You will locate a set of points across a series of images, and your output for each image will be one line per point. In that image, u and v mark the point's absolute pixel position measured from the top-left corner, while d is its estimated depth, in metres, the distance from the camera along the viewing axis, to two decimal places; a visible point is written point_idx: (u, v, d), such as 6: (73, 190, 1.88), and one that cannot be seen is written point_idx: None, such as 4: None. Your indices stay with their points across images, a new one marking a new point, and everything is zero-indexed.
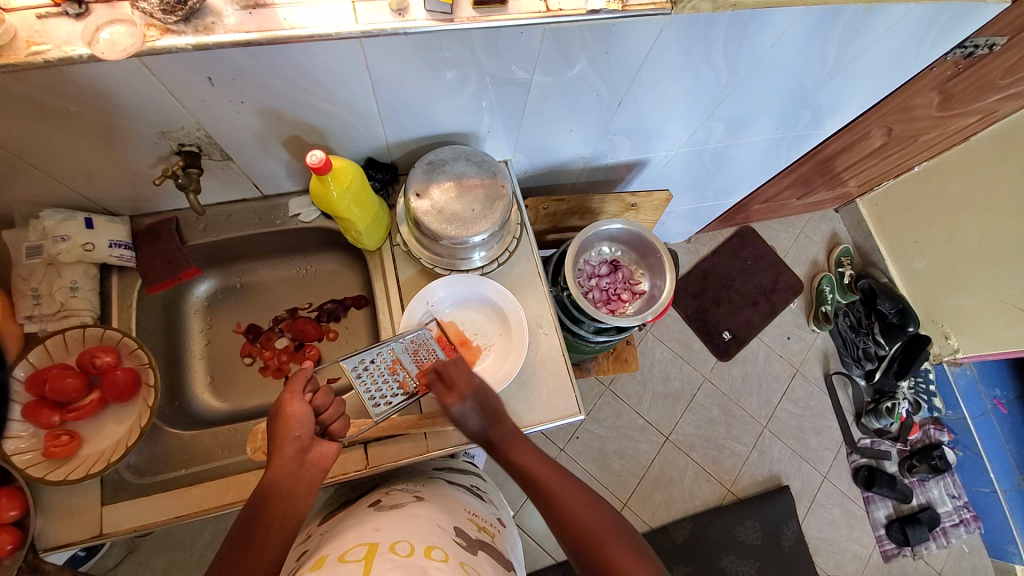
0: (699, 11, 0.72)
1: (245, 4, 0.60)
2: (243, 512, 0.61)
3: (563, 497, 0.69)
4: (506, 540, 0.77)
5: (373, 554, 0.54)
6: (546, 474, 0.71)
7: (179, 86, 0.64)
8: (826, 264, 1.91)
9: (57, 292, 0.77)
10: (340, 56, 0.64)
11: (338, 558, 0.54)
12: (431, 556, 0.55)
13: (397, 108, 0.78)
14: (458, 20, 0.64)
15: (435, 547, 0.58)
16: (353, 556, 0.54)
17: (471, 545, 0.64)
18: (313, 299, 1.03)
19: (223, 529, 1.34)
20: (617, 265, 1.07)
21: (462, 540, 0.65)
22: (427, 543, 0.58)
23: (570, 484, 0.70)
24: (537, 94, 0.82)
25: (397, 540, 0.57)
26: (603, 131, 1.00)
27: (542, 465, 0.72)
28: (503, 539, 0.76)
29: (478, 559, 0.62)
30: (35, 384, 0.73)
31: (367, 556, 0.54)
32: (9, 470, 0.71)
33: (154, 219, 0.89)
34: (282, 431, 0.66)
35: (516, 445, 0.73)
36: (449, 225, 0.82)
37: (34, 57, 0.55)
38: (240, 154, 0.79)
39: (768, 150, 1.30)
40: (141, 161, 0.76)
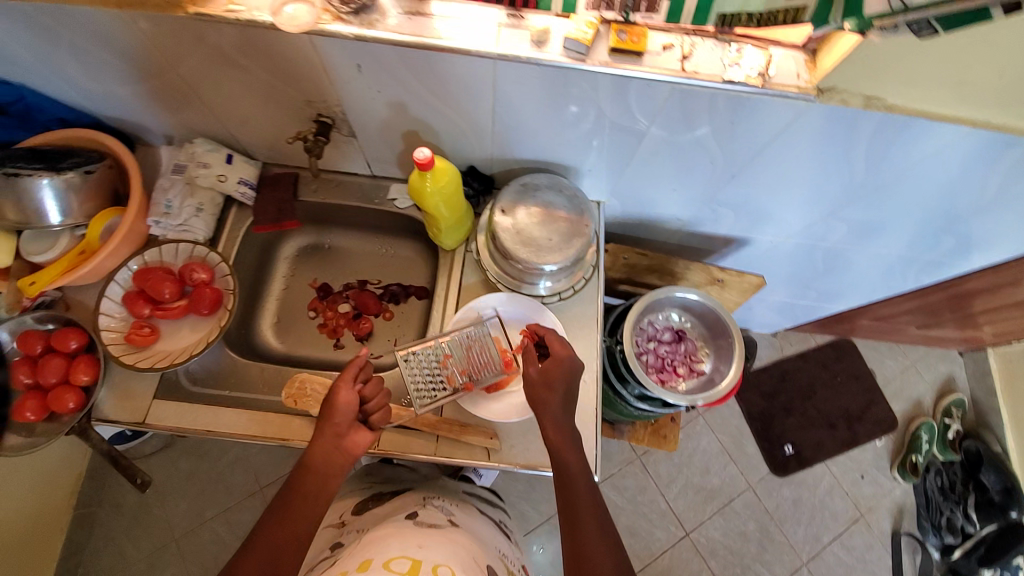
0: (849, 104, 0.68)
1: (408, 9, 0.66)
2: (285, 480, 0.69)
3: (587, 524, 0.65)
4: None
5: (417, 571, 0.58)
6: (580, 487, 0.69)
7: (332, 65, 0.72)
8: (930, 410, 1.65)
9: (186, 208, 0.90)
10: (474, 69, 0.69)
11: (384, 564, 0.59)
12: None
13: (509, 128, 0.81)
14: (590, 62, 0.65)
15: None
16: (398, 567, 0.59)
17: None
18: (384, 277, 1.09)
19: None
20: (681, 336, 1.00)
21: None
22: None
23: (598, 519, 0.66)
24: (649, 146, 0.82)
25: (438, 563, 0.62)
26: (708, 199, 0.96)
27: (582, 481, 0.69)
28: None
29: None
30: (141, 277, 0.85)
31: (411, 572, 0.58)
32: (96, 341, 0.84)
33: (281, 170, 1.00)
34: (327, 414, 0.72)
35: (564, 451, 0.70)
36: (523, 246, 0.83)
37: (228, 14, 0.65)
38: (364, 134, 0.87)
39: (892, 266, 1.16)
40: (286, 119, 0.86)
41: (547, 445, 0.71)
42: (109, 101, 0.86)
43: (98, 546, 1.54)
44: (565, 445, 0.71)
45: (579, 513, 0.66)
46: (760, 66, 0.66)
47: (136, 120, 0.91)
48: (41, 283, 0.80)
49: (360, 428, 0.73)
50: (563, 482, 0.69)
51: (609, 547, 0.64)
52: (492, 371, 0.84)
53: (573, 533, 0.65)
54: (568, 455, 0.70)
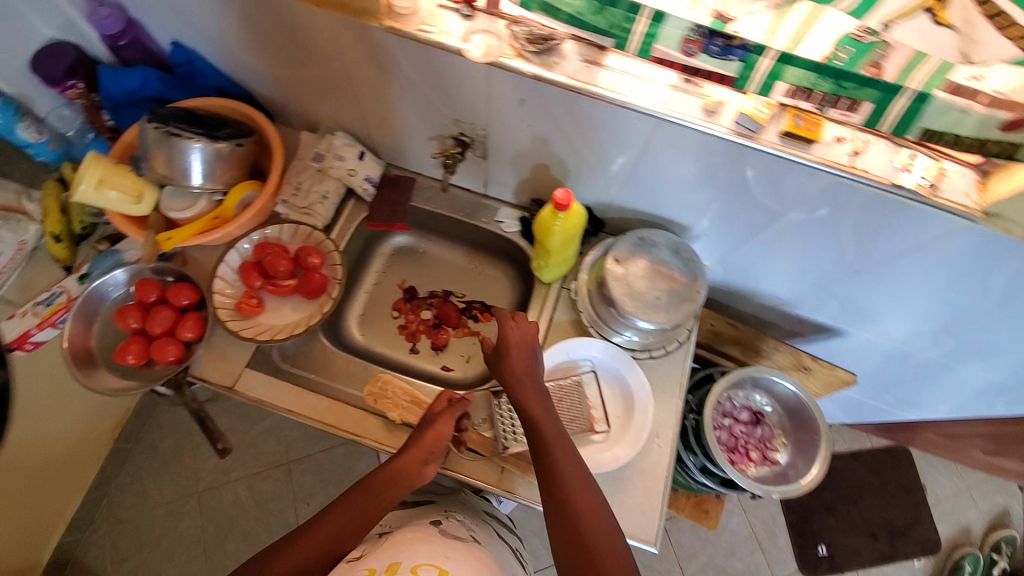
0: (1011, 233, 0.65)
1: (587, 58, 0.67)
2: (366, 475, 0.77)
3: (574, 493, 0.65)
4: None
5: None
6: (563, 463, 0.68)
7: (496, 95, 0.74)
8: (980, 542, 1.54)
9: (312, 194, 0.94)
10: (634, 123, 0.69)
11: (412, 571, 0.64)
12: None
13: (644, 181, 0.81)
14: (758, 141, 0.64)
15: None
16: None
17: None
18: (468, 293, 1.10)
19: None
20: (759, 420, 0.96)
21: None
22: None
23: (587, 489, 0.66)
24: (779, 227, 0.80)
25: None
26: (818, 287, 0.93)
27: (564, 455, 0.68)
28: None
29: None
30: (260, 251, 0.90)
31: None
32: (207, 302, 0.88)
33: (399, 172, 1.03)
34: (424, 438, 0.79)
35: (546, 429, 0.70)
36: (630, 299, 0.82)
37: (420, 33, 0.68)
38: (495, 158, 0.89)
39: (987, 393, 1.09)
40: (425, 130, 0.89)
41: (528, 423, 0.71)
42: (269, 81, 0.91)
43: (124, 481, 1.59)
44: (544, 422, 0.71)
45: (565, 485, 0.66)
46: (930, 176, 0.64)
47: (285, 102, 0.95)
48: (176, 239, 0.84)
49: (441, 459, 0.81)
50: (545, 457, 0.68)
51: (600, 516, 0.64)
52: (578, 426, 0.81)
53: (562, 506, 0.65)
54: (548, 432, 0.70)
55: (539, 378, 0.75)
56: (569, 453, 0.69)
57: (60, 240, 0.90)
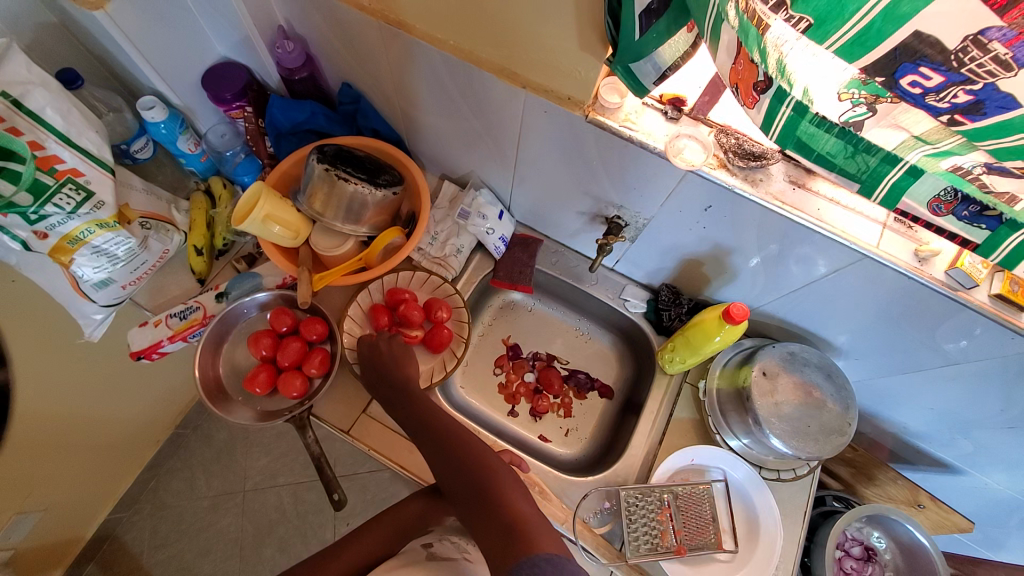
0: None
1: (792, 179, 0.66)
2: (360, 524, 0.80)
3: (502, 488, 0.64)
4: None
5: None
6: (468, 443, 0.70)
7: (679, 195, 0.72)
8: None
9: (448, 246, 0.95)
10: (827, 253, 0.67)
11: None
12: None
13: (807, 298, 0.79)
14: (967, 297, 0.62)
15: None
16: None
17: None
18: (572, 360, 1.08)
19: None
20: (873, 559, 0.90)
21: None
22: None
23: (511, 483, 0.66)
24: (943, 371, 0.76)
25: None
26: (958, 428, 0.88)
27: (477, 454, 0.68)
28: None
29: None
30: (394, 297, 0.89)
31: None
32: (335, 341, 0.88)
33: (527, 232, 1.02)
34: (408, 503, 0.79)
35: (453, 436, 0.70)
36: (776, 419, 0.79)
37: (624, 130, 0.66)
38: (643, 244, 0.87)
39: None
40: (575, 205, 0.88)
41: (416, 418, 0.74)
42: (427, 132, 0.91)
43: (175, 466, 1.54)
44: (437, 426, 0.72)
45: (485, 480, 0.65)
46: None
47: (438, 151, 0.95)
48: (327, 278, 0.86)
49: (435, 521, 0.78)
50: (455, 459, 0.68)
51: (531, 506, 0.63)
52: (704, 541, 0.77)
53: (489, 502, 0.63)
54: (445, 437, 0.71)
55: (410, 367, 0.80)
56: (478, 452, 0.69)
57: (200, 253, 0.93)
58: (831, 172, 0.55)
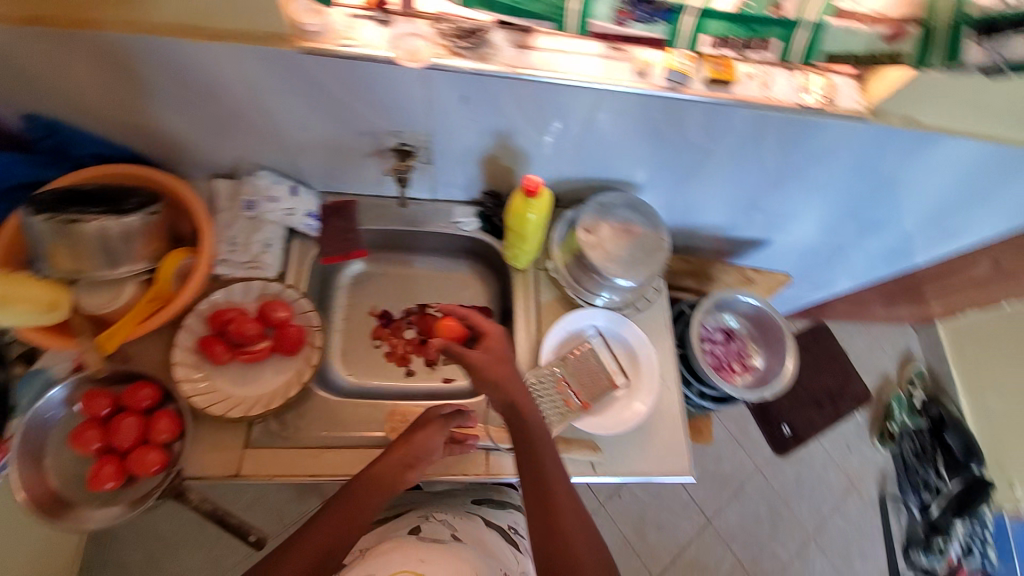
0: (891, 124, 0.80)
1: (517, 42, 0.69)
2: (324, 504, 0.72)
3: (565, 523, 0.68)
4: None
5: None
6: (537, 430, 0.73)
7: (435, 97, 0.72)
8: (895, 380, 2.03)
9: (254, 244, 0.86)
10: (576, 99, 0.73)
11: None
12: None
13: (590, 149, 0.86)
14: (688, 91, 0.71)
15: None
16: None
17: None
18: (443, 301, 1.08)
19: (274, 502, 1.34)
20: (732, 336, 1.09)
21: None
22: None
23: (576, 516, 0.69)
24: (712, 163, 0.90)
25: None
26: (747, 206, 1.06)
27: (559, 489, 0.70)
28: None
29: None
30: (218, 321, 0.82)
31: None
32: (174, 395, 0.78)
33: (335, 198, 0.97)
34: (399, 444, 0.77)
35: (538, 440, 0.72)
36: (610, 262, 0.88)
37: (340, 47, 0.65)
38: (441, 161, 0.88)
39: (882, 258, 1.34)
40: (360, 150, 0.85)
41: (503, 402, 0.74)
42: (168, 134, 0.81)
43: None
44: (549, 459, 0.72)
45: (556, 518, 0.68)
46: (824, 92, 0.76)
47: (194, 152, 0.85)
48: (117, 337, 0.76)
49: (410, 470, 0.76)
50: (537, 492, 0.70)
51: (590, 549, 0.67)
52: (601, 387, 0.87)
53: (551, 530, 0.67)
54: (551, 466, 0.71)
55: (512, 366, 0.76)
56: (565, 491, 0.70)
57: None
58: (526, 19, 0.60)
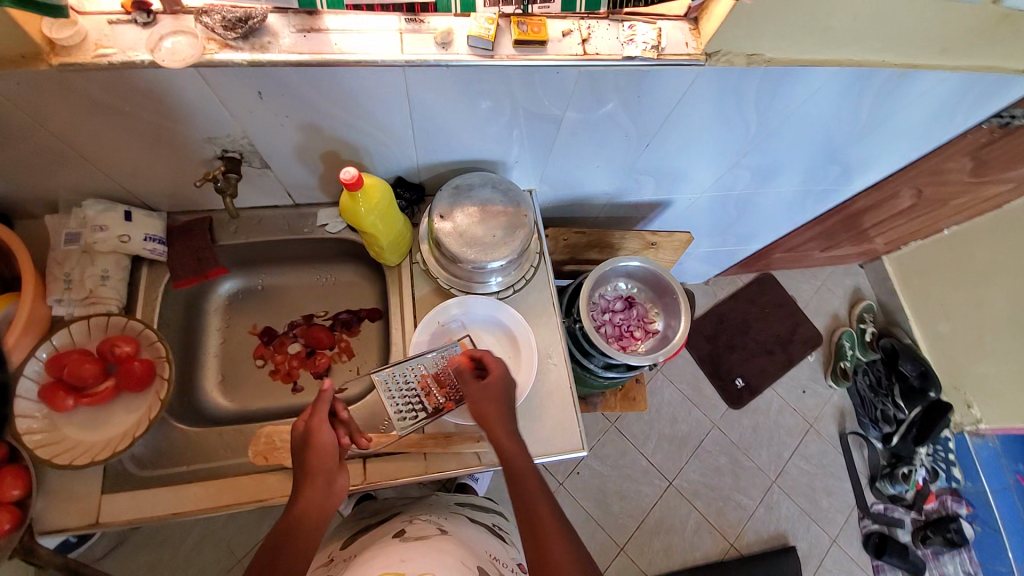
0: (733, 64, 0.75)
1: (301, 28, 0.64)
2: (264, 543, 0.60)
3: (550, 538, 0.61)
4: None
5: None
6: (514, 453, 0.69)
7: (230, 97, 0.67)
8: (846, 319, 1.88)
9: (88, 278, 0.80)
10: (384, 82, 0.68)
11: None
12: None
13: (431, 133, 0.81)
14: (497, 57, 0.67)
15: None
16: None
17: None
18: (330, 307, 1.04)
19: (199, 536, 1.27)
20: (632, 302, 1.10)
21: None
22: None
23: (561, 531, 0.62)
24: (567, 130, 0.86)
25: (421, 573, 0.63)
26: (628, 169, 1.02)
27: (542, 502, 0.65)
28: None
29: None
30: (54, 365, 0.76)
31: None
32: (18, 449, 0.73)
33: (188, 217, 0.92)
34: (312, 461, 0.65)
35: (510, 449, 0.69)
36: (469, 247, 0.84)
37: (100, 59, 0.60)
38: (278, 163, 0.82)
39: (793, 203, 1.30)
40: (185, 163, 0.80)
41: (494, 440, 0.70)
42: None
43: None
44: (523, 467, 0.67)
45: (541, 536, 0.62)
46: (652, 39, 0.71)
47: (5, 190, 0.78)
48: None
49: (343, 470, 0.66)
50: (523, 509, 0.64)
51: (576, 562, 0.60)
52: None
53: (537, 548, 0.61)
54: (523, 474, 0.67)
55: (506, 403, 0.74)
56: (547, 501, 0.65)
57: None
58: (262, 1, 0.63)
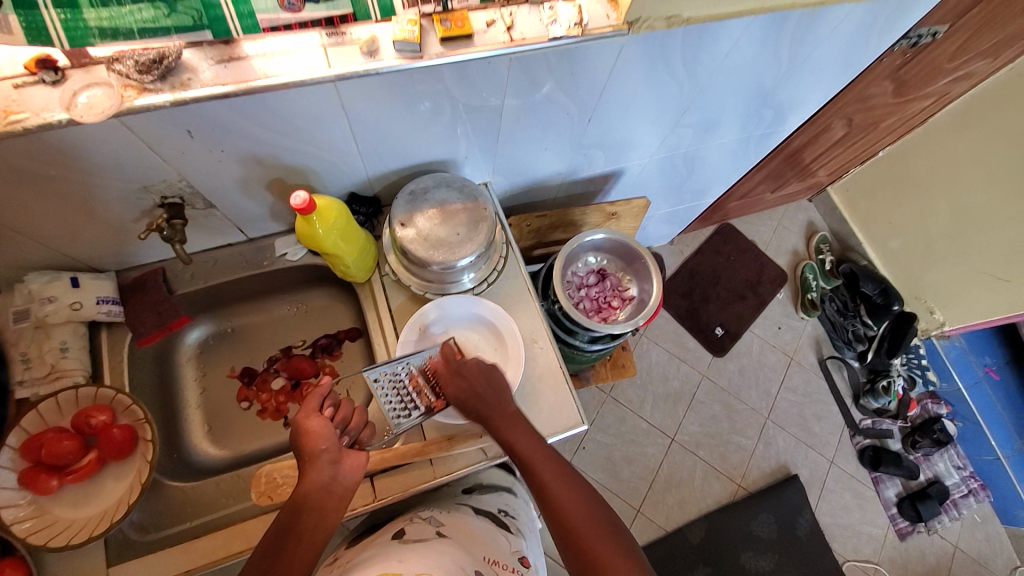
0: (655, 29, 0.77)
1: (219, 58, 0.62)
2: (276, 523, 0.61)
3: (558, 489, 0.69)
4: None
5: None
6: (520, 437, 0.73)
7: (159, 142, 0.65)
8: (806, 252, 1.97)
9: (47, 353, 0.77)
10: (318, 99, 0.67)
11: None
12: None
13: (376, 144, 0.80)
14: (426, 57, 0.67)
15: None
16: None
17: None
18: (306, 336, 1.02)
19: None
20: (604, 274, 1.13)
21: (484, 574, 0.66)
22: None
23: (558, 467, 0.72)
24: (510, 117, 0.86)
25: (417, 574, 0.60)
26: (577, 146, 1.04)
27: (547, 462, 0.72)
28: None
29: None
30: (31, 449, 0.73)
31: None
32: (9, 541, 0.69)
33: (140, 271, 0.88)
34: (307, 448, 0.66)
35: (515, 436, 0.73)
36: (436, 250, 0.84)
37: (12, 126, 0.56)
38: (223, 200, 0.80)
39: (737, 152, 1.35)
40: (125, 215, 0.76)
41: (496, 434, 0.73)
42: None
43: None
44: (522, 438, 0.73)
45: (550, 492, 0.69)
46: (574, 17, 0.72)
47: None
48: None
49: (352, 451, 0.67)
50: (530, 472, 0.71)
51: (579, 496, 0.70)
52: None
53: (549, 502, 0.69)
54: (526, 445, 0.72)
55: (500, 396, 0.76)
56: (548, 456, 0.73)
57: None
58: (178, 34, 0.58)
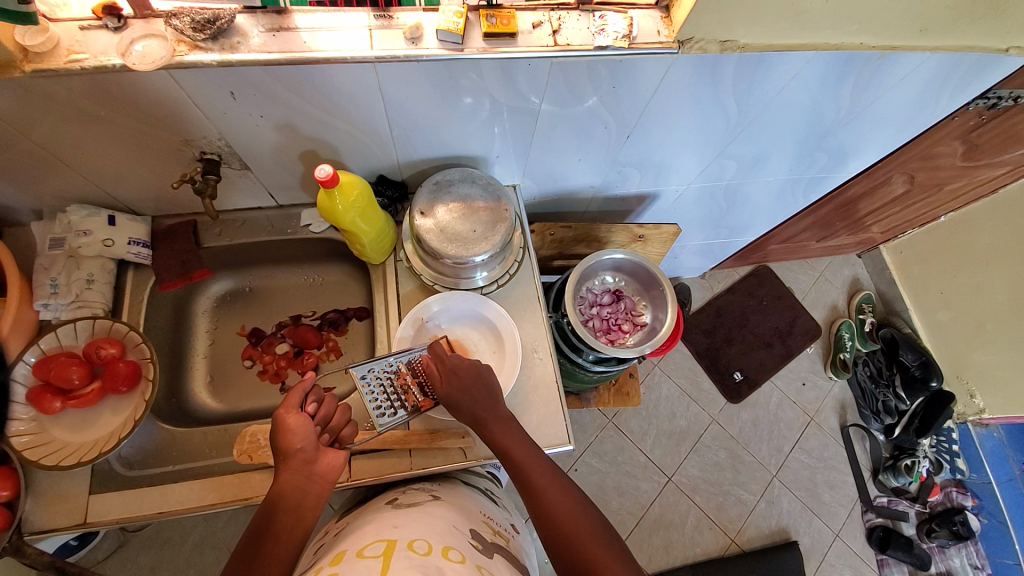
0: (707, 51, 0.74)
1: (270, 27, 0.64)
2: (252, 526, 0.61)
3: (548, 490, 0.67)
4: (519, 545, 0.79)
5: (390, 550, 0.56)
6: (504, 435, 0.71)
7: (203, 97, 0.68)
8: (845, 310, 1.86)
9: (74, 282, 0.81)
10: (356, 78, 0.68)
11: (358, 553, 0.56)
12: (448, 557, 0.57)
13: (410, 130, 0.81)
14: (468, 50, 0.67)
15: (451, 548, 0.60)
16: (372, 552, 0.56)
17: (487, 548, 0.66)
18: (317, 308, 1.04)
19: (194, 543, 1.25)
20: (619, 295, 1.11)
21: (479, 543, 0.66)
22: (444, 543, 0.60)
23: (543, 466, 0.69)
24: (545, 124, 0.85)
25: (412, 539, 0.60)
26: (612, 163, 1.02)
27: (550, 482, 0.68)
28: (517, 546, 0.77)
29: (493, 560, 0.63)
30: (41, 368, 0.77)
31: (386, 553, 0.56)
32: (7, 452, 0.74)
33: (174, 220, 0.93)
34: (283, 445, 0.66)
35: (502, 431, 0.72)
36: (450, 243, 0.84)
37: (72, 64, 0.60)
38: (257, 164, 0.83)
39: (781, 193, 1.29)
40: (165, 166, 0.81)
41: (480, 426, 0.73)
42: None
43: None
44: (554, 493, 0.67)
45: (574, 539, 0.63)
46: (623, 29, 0.71)
47: None
48: None
49: (329, 449, 0.67)
50: (549, 517, 0.65)
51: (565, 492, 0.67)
52: None
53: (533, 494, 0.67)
54: (559, 502, 0.66)
55: (488, 390, 0.75)
56: (560, 481, 0.68)
57: None
58: None
